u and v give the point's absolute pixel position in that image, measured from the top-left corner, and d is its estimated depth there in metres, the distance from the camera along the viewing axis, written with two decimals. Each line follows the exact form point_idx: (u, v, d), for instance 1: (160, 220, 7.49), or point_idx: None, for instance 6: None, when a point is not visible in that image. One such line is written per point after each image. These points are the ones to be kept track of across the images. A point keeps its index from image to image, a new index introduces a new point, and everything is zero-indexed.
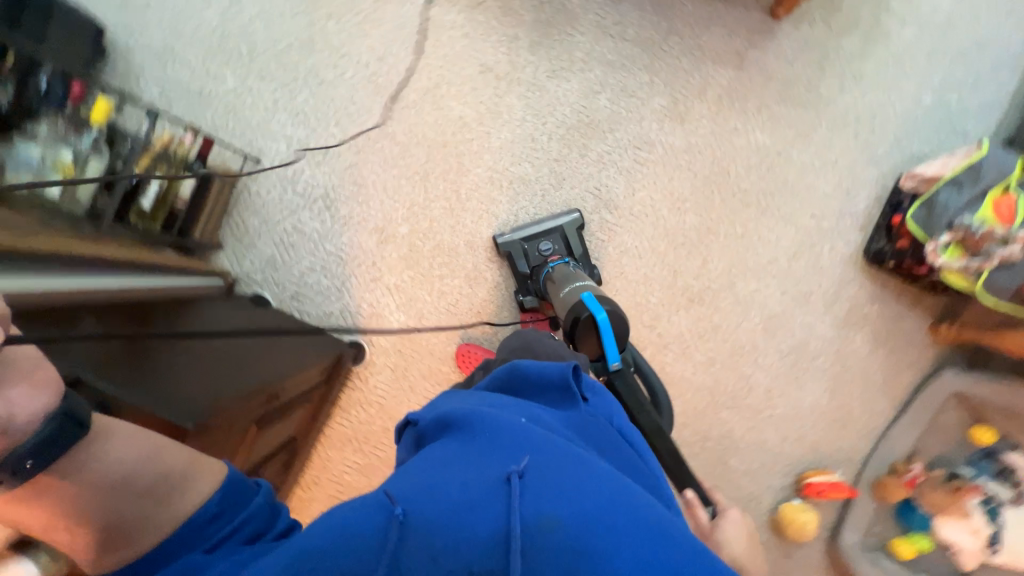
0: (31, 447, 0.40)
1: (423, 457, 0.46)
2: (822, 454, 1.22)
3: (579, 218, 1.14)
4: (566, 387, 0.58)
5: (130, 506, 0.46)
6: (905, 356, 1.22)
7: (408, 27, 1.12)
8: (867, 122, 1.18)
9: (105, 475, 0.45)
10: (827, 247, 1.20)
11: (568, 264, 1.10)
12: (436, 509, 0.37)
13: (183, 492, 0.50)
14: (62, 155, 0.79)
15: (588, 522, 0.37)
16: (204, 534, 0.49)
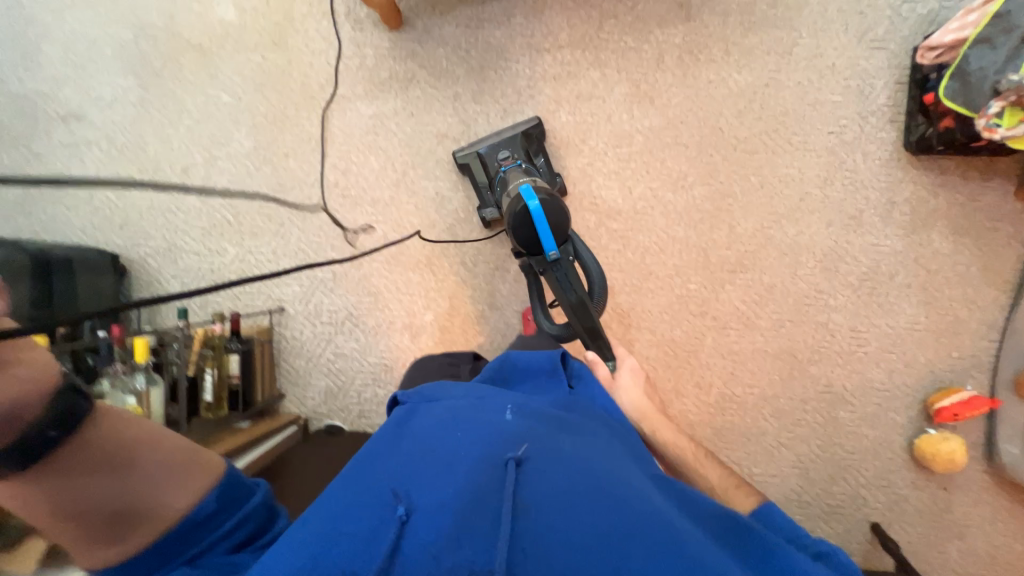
0: (47, 419, 0.51)
1: (433, 438, 0.60)
2: (946, 372, 1.08)
3: (537, 123, 1.07)
4: (553, 371, 0.80)
5: (128, 491, 0.56)
6: (1001, 234, 1.05)
7: (357, 132, 1.14)
8: (853, 9, 1.04)
9: (110, 455, 0.56)
10: (862, 156, 1.07)
11: (522, 166, 1.03)
12: (428, 503, 0.51)
13: (166, 490, 0.59)
14: (128, 400, 0.89)
15: (560, 495, 0.51)
16: (193, 535, 0.58)
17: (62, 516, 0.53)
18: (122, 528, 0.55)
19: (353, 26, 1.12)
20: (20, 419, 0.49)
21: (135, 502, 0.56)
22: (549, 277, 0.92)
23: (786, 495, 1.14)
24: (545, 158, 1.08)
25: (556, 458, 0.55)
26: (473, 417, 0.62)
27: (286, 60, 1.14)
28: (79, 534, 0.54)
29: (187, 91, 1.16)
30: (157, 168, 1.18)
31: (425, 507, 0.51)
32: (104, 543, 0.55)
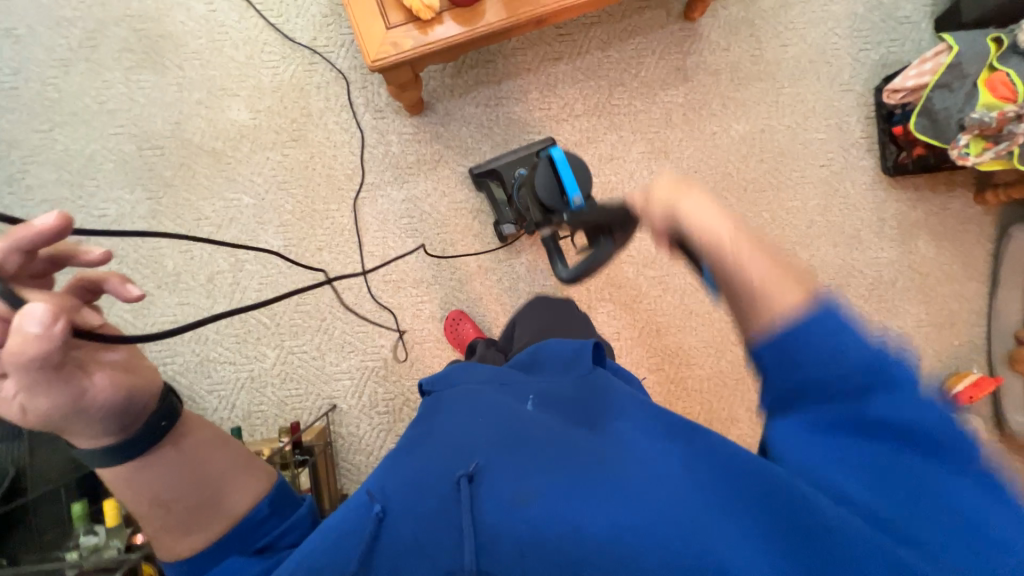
0: (157, 411, 0.46)
1: (425, 439, 0.54)
2: (951, 359, 1.23)
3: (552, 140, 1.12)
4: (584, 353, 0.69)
5: (186, 494, 0.46)
6: (970, 235, 1.23)
7: (392, 217, 1.15)
8: (821, 60, 1.20)
9: (192, 447, 0.47)
10: (851, 182, 1.21)
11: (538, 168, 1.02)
12: (409, 498, 0.46)
13: (229, 488, 0.48)
14: None
15: (561, 496, 0.44)
16: (254, 535, 0.46)
17: (158, 501, 0.45)
18: (193, 524, 0.46)
19: (373, 115, 1.14)
20: (129, 423, 0.44)
21: (206, 494, 0.47)
22: (578, 221, 0.71)
23: None
24: None
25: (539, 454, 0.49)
26: (472, 410, 0.56)
27: (309, 155, 1.13)
28: (170, 518, 0.45)
29: (203, 196, 1.12)
30: (180, 280, 1.12)
31: (407, 503, 0.45)
32: (173, 540, 0.46)
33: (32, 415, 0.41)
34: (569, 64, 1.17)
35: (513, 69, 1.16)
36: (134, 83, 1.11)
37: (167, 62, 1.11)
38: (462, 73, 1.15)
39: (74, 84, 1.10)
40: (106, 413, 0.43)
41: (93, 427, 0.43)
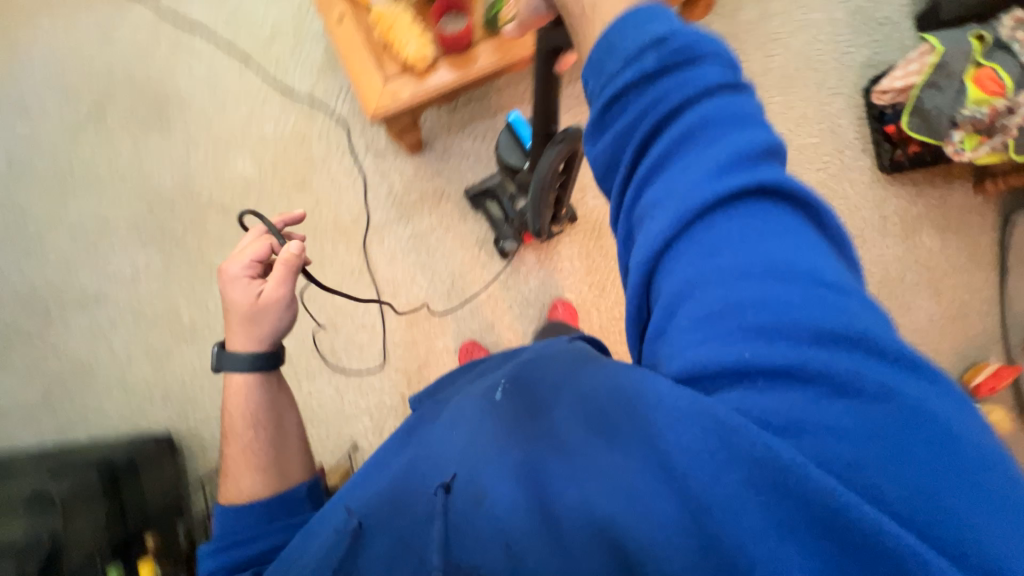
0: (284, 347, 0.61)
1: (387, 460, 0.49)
2: (969, 350, 1.22)
3: None
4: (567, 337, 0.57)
5: (265, 434, 0.57)
6: (974, 225, 1.23)
7: (400, 254, 1.17)
8: (807, 66, 1.23)
9: (281, 402, 0.61)
10: (849, 183, 1.22)
11: None
12: (377, 513, 0.41)
13: (290, 455, 0.58)
14: None
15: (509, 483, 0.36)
16: (288, 509, 0.53)
17: (253, 424, 0.58)
18: (267, 463, 0.56)
19: (375, 158, 1.17)
20: (268, 344, 0.59)
21: (273, 442, 0.57)
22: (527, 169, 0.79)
23: None
24: None
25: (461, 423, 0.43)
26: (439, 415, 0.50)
27: (316, 201, 1.16)
28: (261, 443, 0.57)
29: (215, 248, 1.14)
30: (196, 333, 1.12)
31: (372, 513, 0.41)
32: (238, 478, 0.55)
33: (249, 305, 0.59)
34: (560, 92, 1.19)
35: (505, 102, 1.19)
36: (143, 145, 1.15)
37: (173, 123, 1.15)
38: (457, 109, 1.18)
39: (85, 150, 1.14)
40: (274, 328, 0.60)
41: (253, 338, 0.59)
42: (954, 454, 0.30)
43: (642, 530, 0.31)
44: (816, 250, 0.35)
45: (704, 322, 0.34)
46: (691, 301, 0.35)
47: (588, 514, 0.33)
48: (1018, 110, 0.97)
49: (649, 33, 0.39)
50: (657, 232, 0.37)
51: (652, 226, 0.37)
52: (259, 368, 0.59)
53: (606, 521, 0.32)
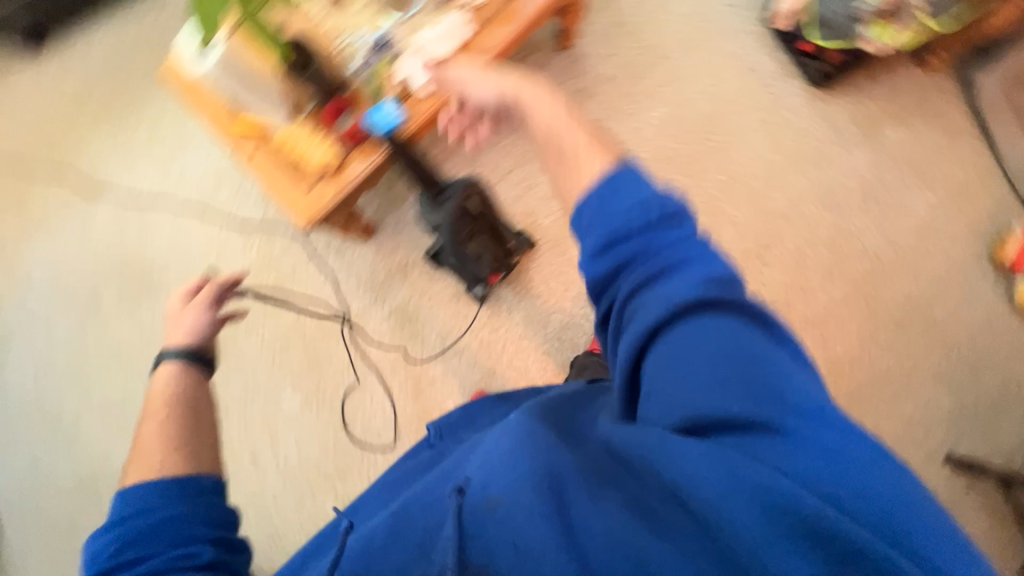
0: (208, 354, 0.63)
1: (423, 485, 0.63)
2: (986, 225, 1.13)
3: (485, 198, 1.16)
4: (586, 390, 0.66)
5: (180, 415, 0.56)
6: (935, 103, 1.17)
7: (387, 333, 1.21)
8: (702, 21, 1.24)
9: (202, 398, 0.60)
10: (788, 110, 1.20)
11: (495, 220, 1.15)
12: (416, 530, 0.55)
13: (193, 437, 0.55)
14: None
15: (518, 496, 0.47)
16: (183, 492, 0.49)
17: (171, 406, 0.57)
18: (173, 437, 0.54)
19: (336, 255, 1.23)
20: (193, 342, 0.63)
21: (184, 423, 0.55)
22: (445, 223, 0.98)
23: (950, 418, 1.10)
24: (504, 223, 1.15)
25: (494, 452, 0.54)
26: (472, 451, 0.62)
27: (297, 312, 1.22)
28: (180, 424, 0.55)
29: (223, 386, 1.21)
30: (229, 470, 1.17)
31: (411, 526, 0.56)
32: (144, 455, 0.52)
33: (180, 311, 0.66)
34: None
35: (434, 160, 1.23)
36: (139, 317, 1.26)
37: (158, 288, 1.26)
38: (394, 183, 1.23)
39: (94, 339, 1.26)
40: (199, 326, 0.65)
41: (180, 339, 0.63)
42: (885, 497, 0.36)
43: (628, 540, 0.41)
44: (774, 352, 0.42)
45: (704, 389, 0.41)
46: (693, 370, 0.41)
47: (592, 528, 0.43)
48: None
49: (636, 197, 0.46)
50: (637, 328, 0.44)
51: (648, 311, 0.44)
52: (183, 359, 0.61)
53: (606, 536, 0.42)
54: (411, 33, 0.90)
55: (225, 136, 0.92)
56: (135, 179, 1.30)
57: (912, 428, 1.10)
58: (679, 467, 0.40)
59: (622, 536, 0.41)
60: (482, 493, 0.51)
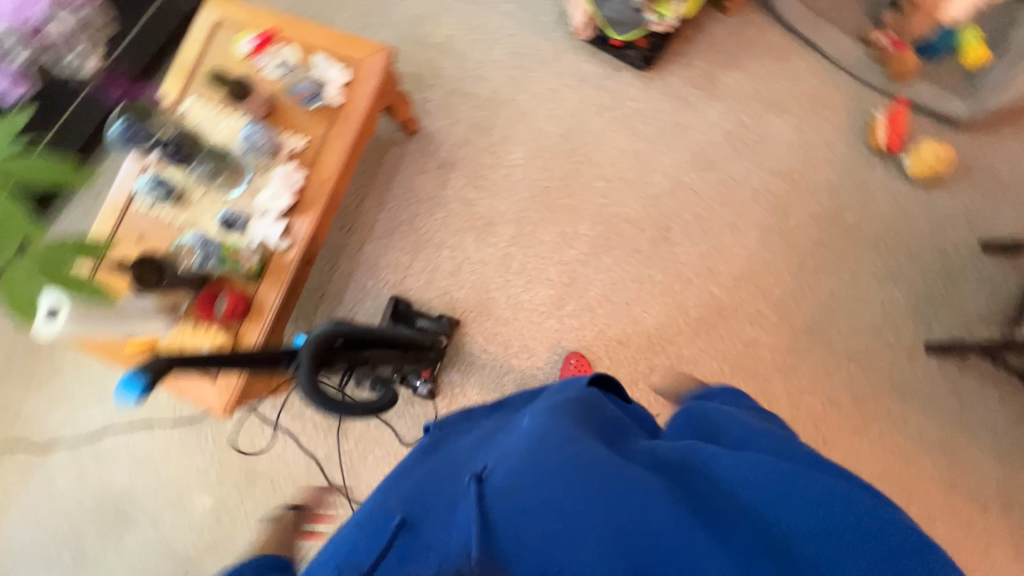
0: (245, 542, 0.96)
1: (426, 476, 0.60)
2: (852, 121, 1.16)
3: (395, 299, 1.20)
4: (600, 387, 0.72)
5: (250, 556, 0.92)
6: (752, 38, 1.22)
7: (363, 462, 1.19)
8: (521, 56, 1.30)
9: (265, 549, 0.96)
10: (630, 100, 1.25)
11: (413, 315, 1.18)
12: (426, 514, 0.52)
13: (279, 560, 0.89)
14: None
15: (571, 480, 0.49)
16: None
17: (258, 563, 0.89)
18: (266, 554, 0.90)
19: (287, 410, 1.23)
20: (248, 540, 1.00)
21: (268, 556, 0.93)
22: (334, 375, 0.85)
23: (913, 309, 1.08)
24: (422, 316, 1.18)
25: (521, 445, 0.55)
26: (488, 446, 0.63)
27: (271, 481, 1.21)
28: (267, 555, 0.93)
29: None
30: None
31: (422, 516, 0.52)
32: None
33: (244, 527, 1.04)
34: (371, 240, 1.27)
35: (339, 283, 1.25)
36: (127, 552, 1.23)
37: (135, 516, 1.25)
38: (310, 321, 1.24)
39: None
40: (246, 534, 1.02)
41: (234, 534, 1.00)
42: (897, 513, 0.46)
43: (682, 524, 0.45)
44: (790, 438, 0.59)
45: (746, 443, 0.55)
46: (735, 437, 0.57)
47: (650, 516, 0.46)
48: None
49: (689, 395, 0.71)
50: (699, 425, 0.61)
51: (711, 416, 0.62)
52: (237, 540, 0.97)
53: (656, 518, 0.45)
54: (249, 200, 0.95)
55: (112, 357, 0.93)
56: (78, 423, 1.29)
57: (881, 334, 1.08)
58: (744, 477, 0.48)
59: (676, 523, 0.45)
60: (509, 478, 0.51)
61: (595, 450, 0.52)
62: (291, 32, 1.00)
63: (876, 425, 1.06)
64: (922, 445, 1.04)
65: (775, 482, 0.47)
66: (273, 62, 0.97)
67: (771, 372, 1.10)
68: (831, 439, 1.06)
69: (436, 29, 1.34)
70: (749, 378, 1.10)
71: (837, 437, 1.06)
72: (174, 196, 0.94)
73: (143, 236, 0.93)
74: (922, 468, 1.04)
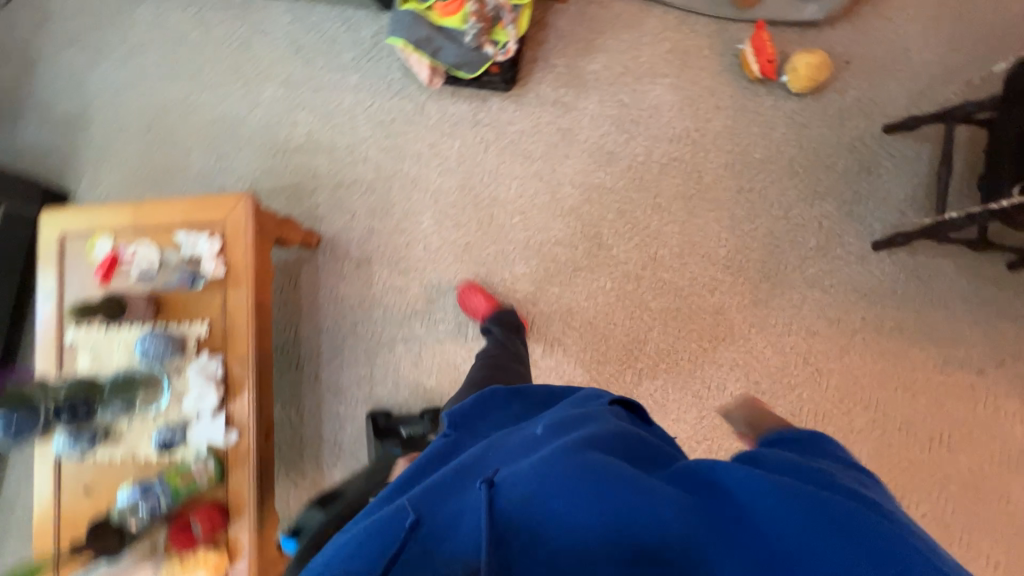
0: None
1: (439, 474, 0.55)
2: (724, 62, 1.14)
3: (372, 415, 1.16)
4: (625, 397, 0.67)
5: None
6: (598, 16, 1.18)
7: None
8: (387, 126, 1.24)
9: None
10: (510, 125, 1.20)
11: (394, 426, 1.13)
12: (442, 519, 0.48)
13: None
14: None
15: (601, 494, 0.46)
16: None
17: None
18: None
19: None
20: None
21: None
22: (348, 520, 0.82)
23: (850, 216, 1.09)
24: (404, 423, 1.12)
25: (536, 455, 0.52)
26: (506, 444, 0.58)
27: None
28: None
29: None
30: None
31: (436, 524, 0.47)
32: None
33: None
34: (325, 366, 1.22)
35: (314, 420, 1.21)
36: None
37: None
38: (302, 470, 1.20)
39: None
40: None
41: None
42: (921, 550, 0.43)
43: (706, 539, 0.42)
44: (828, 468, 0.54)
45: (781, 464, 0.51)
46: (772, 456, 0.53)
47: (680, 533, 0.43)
48: None
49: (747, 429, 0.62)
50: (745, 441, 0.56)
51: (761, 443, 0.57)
52: None
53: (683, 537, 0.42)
54: (177, 406, 0.89)
55: None
56: None
57: (831, 252, 1.09)
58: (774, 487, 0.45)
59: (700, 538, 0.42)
60: (520, 491, 0.48)
61: (607, 458, 0.50)
62: (139, 220, 0.93)
63: (860, 337, 1.07)
64: (907, 337, 1.06)
65: (803, 513, 0.43)
66: (135, 268, 0.91)
67: (747, 330, 1.10)
68: (824, 367, 1.08)
69: (294, 133, 1.27)
70: (730, 344, 1.10)
71: (829, 363, 1.08)
72: (100, 436, 0.87)
73: (90, 488, 0.88)
74: (914, 358, 1.06)
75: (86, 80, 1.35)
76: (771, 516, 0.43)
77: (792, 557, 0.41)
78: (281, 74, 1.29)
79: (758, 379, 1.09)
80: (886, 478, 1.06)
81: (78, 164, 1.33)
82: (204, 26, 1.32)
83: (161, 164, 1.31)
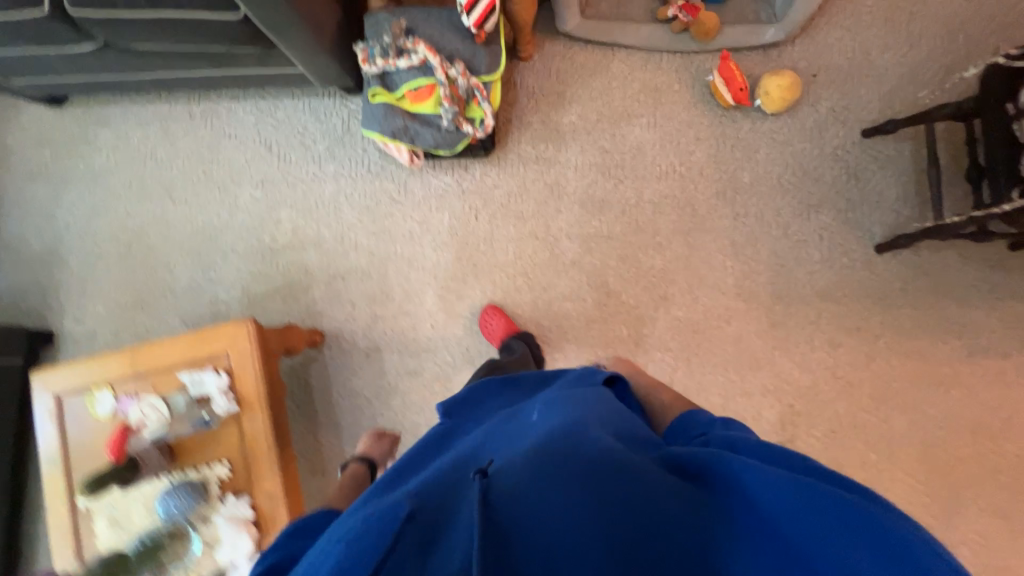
0: None
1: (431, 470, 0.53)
2: (695, 94, 1.15)
3: None
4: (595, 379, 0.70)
5: None
6: (564, 68, 1.18)
7: None
8: (372, 209, 1.22)
9: None
10: (496, 187, 1.19)
11: None
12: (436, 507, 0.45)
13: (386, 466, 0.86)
14: None
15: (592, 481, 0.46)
16: None
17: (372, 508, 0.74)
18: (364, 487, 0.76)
19: None
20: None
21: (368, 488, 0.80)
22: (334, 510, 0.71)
23: (847, 223, 1.09)
24: None
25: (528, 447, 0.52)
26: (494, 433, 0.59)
27: None
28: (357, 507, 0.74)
29: None
30: None
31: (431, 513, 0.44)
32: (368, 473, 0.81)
33: None
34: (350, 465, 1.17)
35: None
36: None
37: None
38: None
39: None
40: None
41: None
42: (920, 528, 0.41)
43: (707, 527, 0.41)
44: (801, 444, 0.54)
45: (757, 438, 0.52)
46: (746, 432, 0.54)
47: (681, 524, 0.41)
48: (453, 74, 0.94)
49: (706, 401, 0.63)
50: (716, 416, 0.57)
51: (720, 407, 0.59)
52: None
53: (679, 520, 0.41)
54: (210, 556, 0.84)
55: None
56: None
57: (837, 262, 1.09)
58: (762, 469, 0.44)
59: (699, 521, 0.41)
60: (516, 478, 0.47)
61: (598, 446, 0.50)
62: (138, 366, 0.89)
63: (883, 342, 1.07)
64: (928, 334, 1.06)
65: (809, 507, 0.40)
66: (145, 429, 0.87)
67: (771, 354, 1.09)
68: (855, 378, 1.07)
69: (276, 230, 1.25)
70: (757, 371, 1.09)
71: (859, 374, 1.07)
72: None
73: None
74: (940, 353, 1.06)
75: (56, 211, 1.32)
76: (775, 502, 0.41)
77: (796, 546, 0.39)
78: (255, 174, 1.27)
79: (792, 402, 1.07)
80: (940, 481, 1.03)
81: (61, 300, 1.29)
82: (170, 138, 1.30)
83: (146, 285, 1.27)
